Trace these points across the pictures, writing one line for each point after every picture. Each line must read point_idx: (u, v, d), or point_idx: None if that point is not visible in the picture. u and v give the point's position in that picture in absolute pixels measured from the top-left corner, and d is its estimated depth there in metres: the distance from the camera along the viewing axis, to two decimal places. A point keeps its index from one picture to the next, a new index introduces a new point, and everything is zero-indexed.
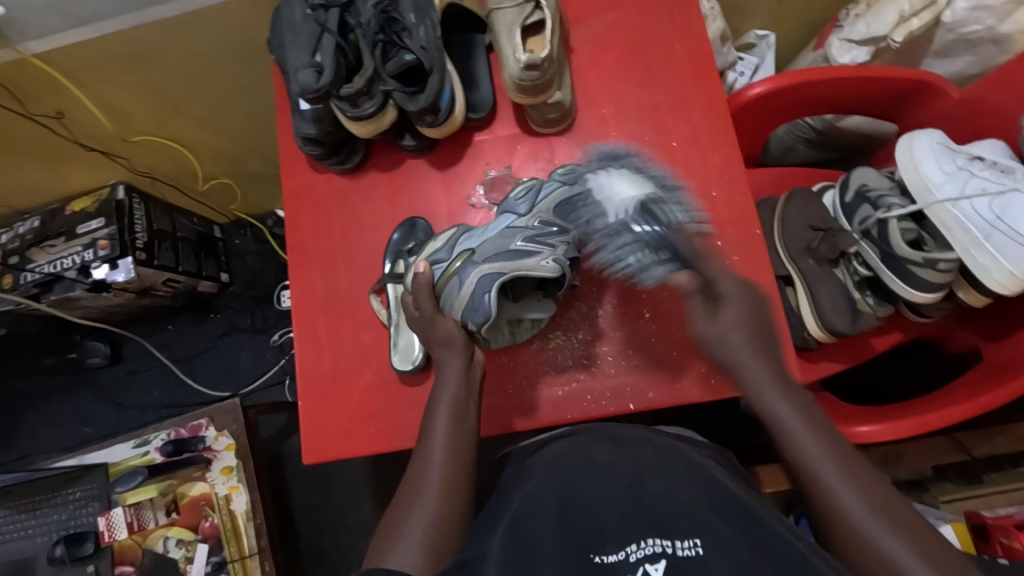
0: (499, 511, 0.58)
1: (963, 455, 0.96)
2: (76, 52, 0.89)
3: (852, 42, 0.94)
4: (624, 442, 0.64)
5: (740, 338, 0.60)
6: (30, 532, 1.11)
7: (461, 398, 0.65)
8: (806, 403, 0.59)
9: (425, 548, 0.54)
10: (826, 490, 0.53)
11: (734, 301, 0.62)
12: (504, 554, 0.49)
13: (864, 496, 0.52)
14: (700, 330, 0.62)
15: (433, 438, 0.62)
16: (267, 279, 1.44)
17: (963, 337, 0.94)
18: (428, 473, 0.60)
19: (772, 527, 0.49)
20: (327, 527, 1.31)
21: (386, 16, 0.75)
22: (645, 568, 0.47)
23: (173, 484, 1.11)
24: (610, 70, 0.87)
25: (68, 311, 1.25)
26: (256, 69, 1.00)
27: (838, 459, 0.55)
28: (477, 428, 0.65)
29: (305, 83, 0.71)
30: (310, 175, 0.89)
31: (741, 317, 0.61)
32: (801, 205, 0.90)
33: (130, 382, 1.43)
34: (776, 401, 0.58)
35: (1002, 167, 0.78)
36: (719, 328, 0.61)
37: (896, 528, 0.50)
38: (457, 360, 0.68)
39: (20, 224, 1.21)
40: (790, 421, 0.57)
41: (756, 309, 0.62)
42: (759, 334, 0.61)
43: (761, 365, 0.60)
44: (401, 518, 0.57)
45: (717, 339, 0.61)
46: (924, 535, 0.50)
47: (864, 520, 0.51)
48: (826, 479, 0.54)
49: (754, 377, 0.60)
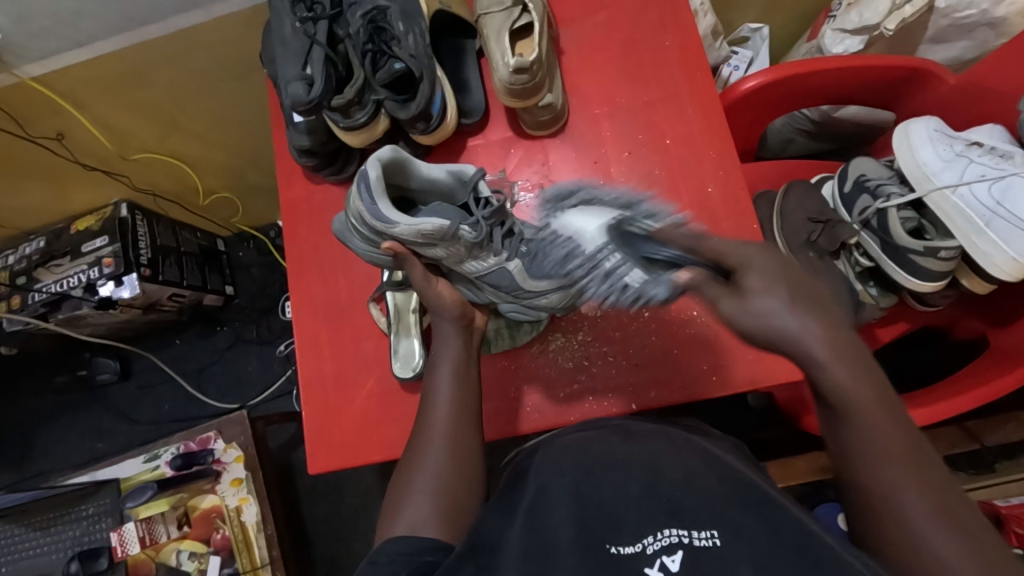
0: (514, 498, 0.57)
1: (974, 444, 0.95)
2: (70, 75, 0.90)
3: (845, 32, 0.94)
4: (637, 434, 0.64)
5: (784, 310, 0.48)
6: (47, 549, 1.11)
7: (462, 356, 0.65)
8: (875, 372, 0.49)
9: (434, 507, 0.55)
10: (879, 489, 0.47)
11: (757, 269, 0.50)
12: (521, 551, 0.49)
13: (921, 493, 0.46)
14: (724, 312, 0.50)
15: (437, 399, 0.62)
16: (271, 291, 1.45)
17: (970, 325, 0.93)
18: (432, 433, 0.60)
19: (792, 518, 0.48)
20: (338, 537, 1.31)
21: (374, 26, 0.74)
22: (663, 560, 0.46)
23: (185, 497, 1.11)
24: (601, 69, 0.87)
25: (76, 329, 1.26)
26: (250, 83, 1.01)
27: (893, 451, 0.48)
28: (479, 391, 0.64)
29: (296, 96, 0.72)
30: (307, 187, 0.89)
31: (770, 287, 0.49)
32: (800, 197, 0.90)
33: (140, 398, 1.44)
34: (839, 373, 0.48)
35: (1001, 153, 0.77)
36: (753, 307, 0.48)
37: (950, 534, 0.44)
38: (453, 327, 0.66)
39: (25, 245, 1.22)
40: (860, 402, 0.48)
41: (778, 261, 0.51)
42: (784, 280, 0.49)
43: (825, 338, 0.48)
44: (411, 477, 0.58)
45: (765, 317, 0.48)
46: (968, 521, 0.45)
47: (917, 519, 0.45)
48: (876, 474, 0.48)
49: (805, 349, 0.48)
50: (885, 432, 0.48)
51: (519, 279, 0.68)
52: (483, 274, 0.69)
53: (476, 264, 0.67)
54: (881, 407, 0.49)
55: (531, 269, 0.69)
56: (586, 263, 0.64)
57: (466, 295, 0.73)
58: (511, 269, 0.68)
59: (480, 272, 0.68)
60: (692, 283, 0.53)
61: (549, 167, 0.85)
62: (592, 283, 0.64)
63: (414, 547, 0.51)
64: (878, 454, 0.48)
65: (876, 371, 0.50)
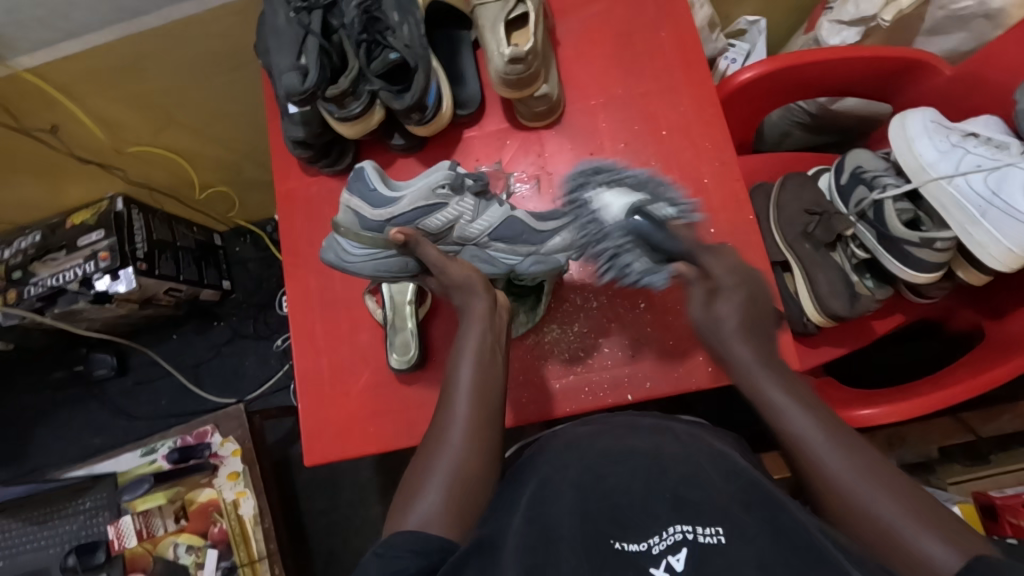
0: (516, 490, 0.58)
1: (969, 435, 0.96)
2: (64, 66, 0.90)
3: (842, 23, 0.93)
4: (641, 429, 0.64)
5: (734, 325, 0.58)
6: (45, 543, 1.11)
7: (489, 345, 0.62)
8: (794, 382, 0.57)
9: (445, 501, 0.53)
10: (811, 457, 0.52)
11: (727, 292, 0.59)
12: (525, 539, 0.49)
13: (854, 462, 0.51)
14: (694, 317, 0.60)
15: (457, 391, 0.59)
16: (268, 285, 1.44)
17: (965, 316, 0.93)
18: (450, 423, 0.57)
19: (793, 516, 0.47)
20: (336, 531, 1.31)
21: (368, 16, 0.74)
22: (668, 560, 0.47)
23: (181, 490, 1.11)
24: (596, 61, 0.86)
25: (73, 324, 1.26)
26: (246, 76, 1.00)
27: (828, 429, 0.53)
28: (504, 384, 0.61)
29: (290, 86, 0.71)
30: (303, 179, 0.89)
31: (732, 309, 0.58)
32: (796, 189, 0.89)
33: (138, 393, 1.44)
34: (769, 385, 0.56)
35: (997, 143, 0.77)
36: (709, 316, 0.59)
37: (885, 488, 0.49)
38: (482, 303, 0.63)
39: (21, 240, 1.22)
40: (780, 400, 0.55)
41: (746, 293, 0.60)
42: (744, 302, 0.59)
43: (751, 350, 0.58)
44: (425, 471, 0.55)
45: (708, 327, 0.59)
46: (903, 490, 0.49)
47: (855, 485, 0.50)
48: (814, 448, 0.52)
49: (743, 369, 0.58)
50: (804, 417, 0.54)
51: (530, 220, 0.71)
52: (490, 229, 0.70)
53: (482, 220, 0.69)
54: (805, 401, 0.55)
55: (536, 215, 0.73)
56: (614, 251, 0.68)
57: (484, 269, 0.72)
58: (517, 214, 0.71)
59: (490, 227, 0.70)
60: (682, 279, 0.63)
61: (545, 158, 0.85)
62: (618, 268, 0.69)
63: (422, 542, 0.49)
64: (812, 432, 0.53)
65: (802, 384, 0.58)
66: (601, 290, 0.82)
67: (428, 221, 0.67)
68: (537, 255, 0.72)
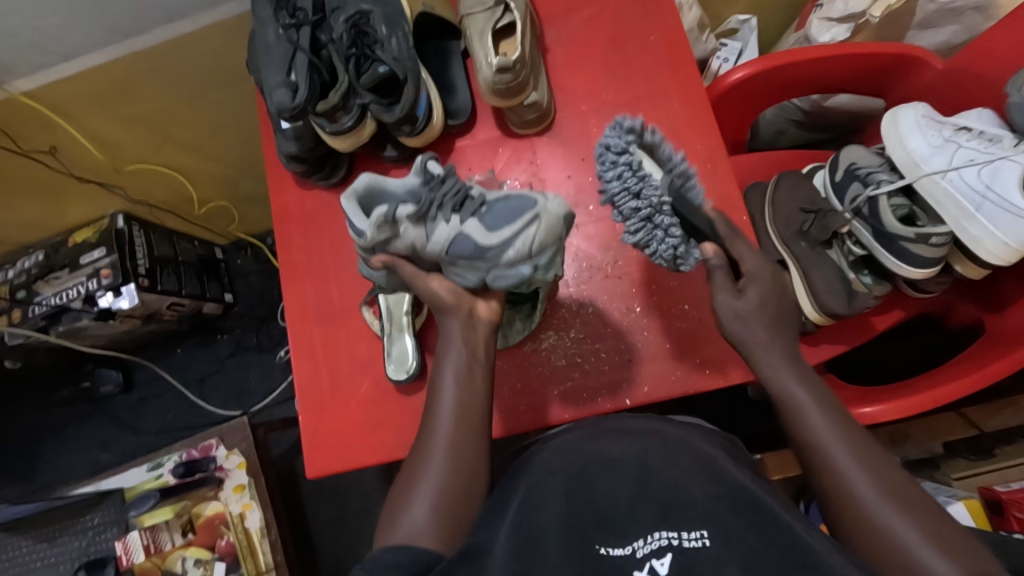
0: (505, 496, 0.57)
1: (973, 430, 0.95)
2: (60, 88, 0.91)
3: (831, 20, 0.94)
4: (631, 432, 0.63)
5: (759, 320, 0.62)
6: (54, 560, 1.12)
7: (464, 360, 0.62)
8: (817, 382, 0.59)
9: (433, 513, 0.54)
10: (835, 470, 0.53)
11: (758, 281, 0.63)
12: (511, 546, 0.49)
13: (877, 481, 0.51)
14: (719, 303, 0.63)
15: (439, 407, 0.60)
16: (269, 298, 1.45)
17: (966, 310, 0.92)
18: (434, 440, 0.58)
19: (781, 519, 0.48)
20: (343, 541, 1.31)
21: (357, 31, 0.75)
22: (652, 564, 0.47)
23: (189, 504, 1.12)
24: (586, 66, 0.87)
25: (77, 341, 1.27)
26: (240, 92, 1.01)
27: (849, 444, 0.54)
28: (489, 398, 0.61)
29: (281, 102, 0.72)
30: (298, 193, 0.90)
31: (757, 292, 0.62)
32: (791, 188, 0.89)
33: (144, 408, 1.45)
34: (786, 376, 0.59)
35: (988, 136, 0.77)
36: (740, 306, 0.62)
37: (905, 512, 0.50)
38: (455, 320, 0.64)
39: (24, 260, 1.23)
40: (803, 400, 0.57)
41: (775, 286, 0.63)
42: (774, 301, 0.63)
43: (777, 350, 0.61)
44: (411, 485, 0.56)
45: (739, 314, 0.62)
46: (918, 508, 0.50)
47: (876, 503, 0.50)
48: (836, 461, 0.53)
49: (767, 360, 0.61)
50: (826, 429, 0.55)
51: (479, 235, 0.63)
52: (445, 249, 0.64)
53: (434, 241, 0.64)
54: (832, 413, 0.57)
55: (487, 222, 0.63)
56: (648, 212, 0.61)
57: (458, 284, 0.68)
58: (469, 231, 0.63)
59: (442, 247, 0.64)
60: (710, 264, 0.64)
61: (538, 165, 0.85)
62: (655, 244, 0.65)
63: (407, 555, 0.50)
64: (836, 444, 0.54)
65: (827, 389, 0.59)
66: (596, 295, 0.82)
67: (393, 248, 0.65)
68: (498, 269, 0.64)
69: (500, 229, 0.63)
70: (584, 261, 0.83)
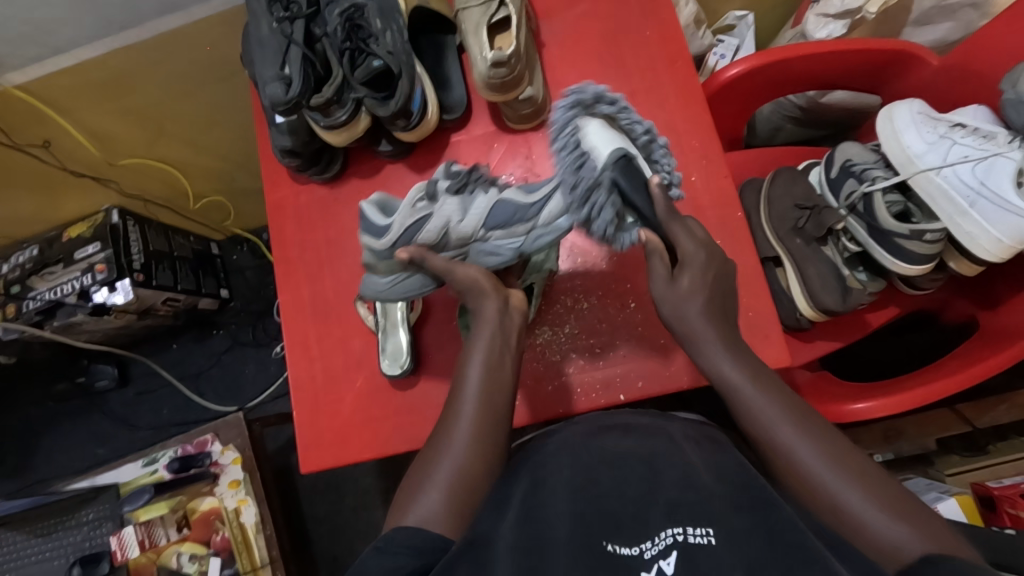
0: (512, 489, 0.58)
1: (966, 426, 0.96)
2: (53, 82, 0.90)
3: (828, 16, 0.93)
4: (638, 431, 0.64)
5: (697, 305, 0.61)
6: (50, 555, 1.12)
7: (495, 347, 0.61)
8: (757, 366, 0.59)
9: (447, 500, 0.53)
10: (779, 445, 0.53)
11: (693, 266, 0.61)
12: (516, 540, 0.49)
13: (820, 449, 0.52)
14: (656, 290, 0.63)
15: (464, 395, 0.59)
16: (265, 293, 1.45)
17: (960, 308, 0.93)
18: (457, 425, 0.57)
19: (788, 513, 0.47)
20: (338, 536, 1.31)
21: (351, 24, 0.75)
22: (659, 564, 0.47)
23: (184, 499, 1.11)
24: (582, 61, 0.86)
25: (72, 336, 1.27)
26: (235, 86, 1.01)
27: (791, 417, 0.54)
28: (513, 387, 0.61)
29: (275, 96, 0.72)
30: (293, 187, 0.89)
31: (694, 283, 0.61)
32: (787, 184, 0.89)
33: (139, 403, 1.45)
34: (719, 358, 0.59)
35: (984, 133, 0.76)
36: (675, 292, 0.61)
37: (851, 478, 0.50)
38: (491, 303, 0.63)
39: (19, 254, 1.23)
40: (740, 380, 0.58)
41: (711, 269, 0.62)
42: (713, 292, 0.62)
43: (714, 331, 0.60)
44: (433, 466, 0.56)
45: (674, 301, 0.61)
46: (862, 472, 0.50)
47: (820, 469, 0.51)
48: (780, 436, 0.54)
49: (700, 340, 0.61)
50: (769, 405, 0.56)
51: (518, 198, 0.65)
52: (484, 220, 0.65)
53: (472, 212, 0.65)
54: (771, 389, 0.57)
55: (524, 189, 0.66)
56: (585, 190, 0.61)
57: (494, 262, 0.67)
58: (506, 196, 0.65)
59: (482, 218, 0.65)
60: (645, 248, 0.63)
61: (533, 160, 0.85)
62: (595, 222, 0.63)
63: (418, 542, 0.49)
64: (779, 420, 0.54)
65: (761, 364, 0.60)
66: (592, 291, 0.82)
67: (422, 237, 0.64)
68: (538, 230, 0.66)
69: (540, 189, 0.66)
70: (579, 257, 0.83)
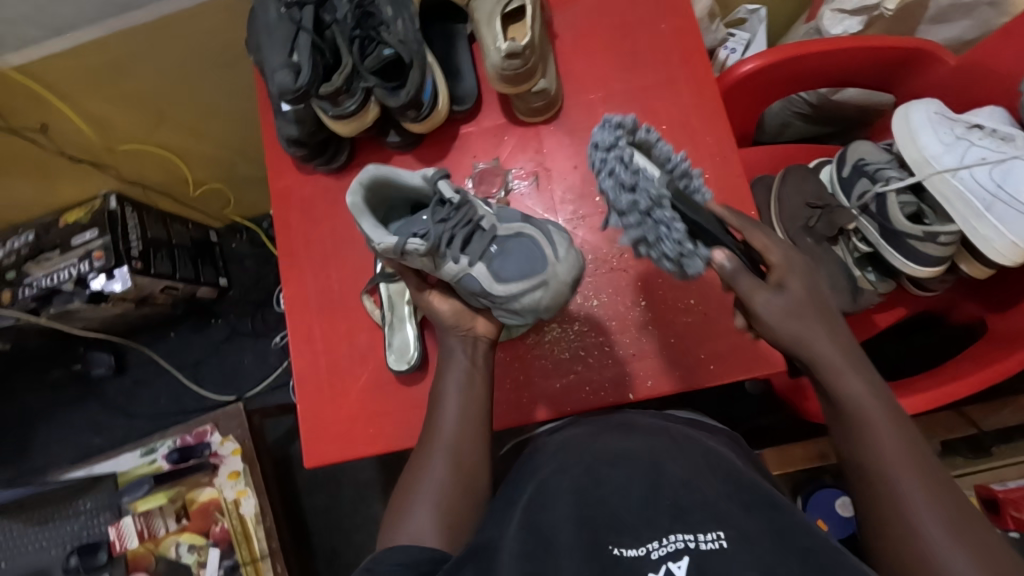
0: (514, 495, 0.58)
1: (973, 429, 0.96)
2: (50, 63, 0.88)
3: (844, 11, 0.91)
4: (638, 429, 0.63)
5: (810, 315, 0.57)
6: (46, 543, 1.09)
7: (464, 370, 0.63)
8: (888, 398, 0.55)
9: (436, 516, 0.54)
10: (893, 490, 0.51)
11: (787, 271, 0.58)
12: (520, 548, 0.48)
13: (940, 508, 0.49)
14: (758, 303, 0.57)
15: (444, 415, 0.60)
16: (265, 283, 1.43)
17: (967, 309, 0.92)
18: (440, 443, 0.59)
19: (790, 523, 0.48)
20: (338, 527, 1.31)
21: (362, 11, 0.73)
22: (668, 566, 0.46)
23: (183, 490, 1.10)
24: (595, 54, 0.85)
25: (69, 324, 1.25)
26: (239, 72, 0.99)
27: (916, 465, 0.51)
28: (489, 405, 0.62)
29: (283, 84, 0.70)
30: (297, 177, 0.88)
31: (794, 287, 0.57)
32: (797, 182, 0.88)
33: (137, 392, 1.43)
34: (852, 379, 0.55)
35: (1001, 135, 0.76)
36: (786, 300, 0.56)
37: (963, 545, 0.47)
38: (455, 337, 0.65)
39: (14, 240, 1.20)
40: (876, 416, 0.54)
41: (809, 280, 0.59)
42: (812, 305, 0.57)
43: (831, 344, 0.56)
44: (416, 485, 0.57)
45: (773, 308, 0.56)
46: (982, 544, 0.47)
47: (930, 527, 0.48)
48: (899, 484, 0.51)
49: (825, 357, 0.56)
50: (894, 443, 0.52)
51: (486, 281, 0.63)
52: (454, 281, 0.64)
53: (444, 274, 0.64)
54: (898, 429, 0.53)
55: (496, 266, 0.64)
56: (648, 205, 0.58)
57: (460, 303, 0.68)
58: (475, 273, 0.63)
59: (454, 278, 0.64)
60: (726, 267, 0.58)
61: (544, 154, 0.84)
62: (662, 241, 0.60)
63: (411, 555, 0.50)
64: (901, 467, 0.51)
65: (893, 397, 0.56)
66: (601, 288, 0.81)
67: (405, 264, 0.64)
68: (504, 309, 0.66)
69: (510, 282, 0.63)
70: (590, 254, 0.82)
